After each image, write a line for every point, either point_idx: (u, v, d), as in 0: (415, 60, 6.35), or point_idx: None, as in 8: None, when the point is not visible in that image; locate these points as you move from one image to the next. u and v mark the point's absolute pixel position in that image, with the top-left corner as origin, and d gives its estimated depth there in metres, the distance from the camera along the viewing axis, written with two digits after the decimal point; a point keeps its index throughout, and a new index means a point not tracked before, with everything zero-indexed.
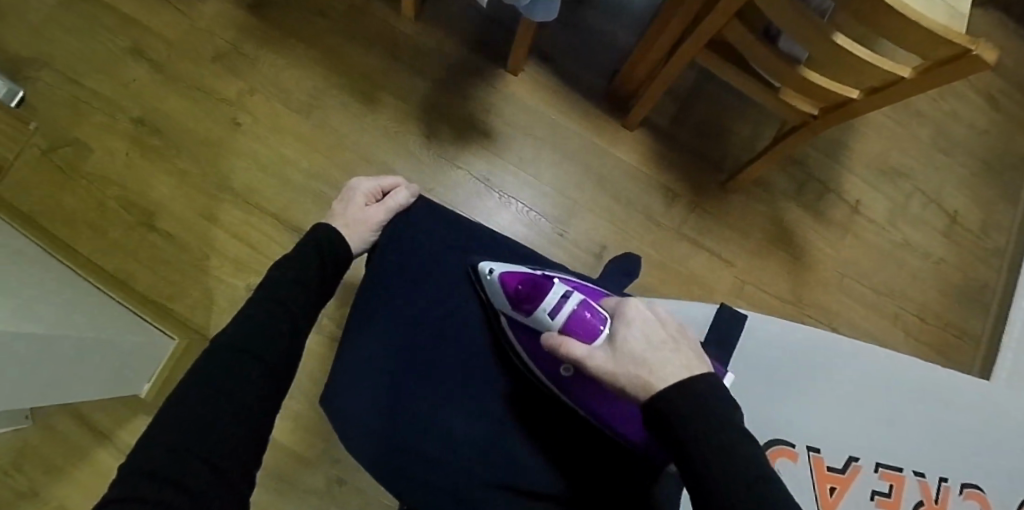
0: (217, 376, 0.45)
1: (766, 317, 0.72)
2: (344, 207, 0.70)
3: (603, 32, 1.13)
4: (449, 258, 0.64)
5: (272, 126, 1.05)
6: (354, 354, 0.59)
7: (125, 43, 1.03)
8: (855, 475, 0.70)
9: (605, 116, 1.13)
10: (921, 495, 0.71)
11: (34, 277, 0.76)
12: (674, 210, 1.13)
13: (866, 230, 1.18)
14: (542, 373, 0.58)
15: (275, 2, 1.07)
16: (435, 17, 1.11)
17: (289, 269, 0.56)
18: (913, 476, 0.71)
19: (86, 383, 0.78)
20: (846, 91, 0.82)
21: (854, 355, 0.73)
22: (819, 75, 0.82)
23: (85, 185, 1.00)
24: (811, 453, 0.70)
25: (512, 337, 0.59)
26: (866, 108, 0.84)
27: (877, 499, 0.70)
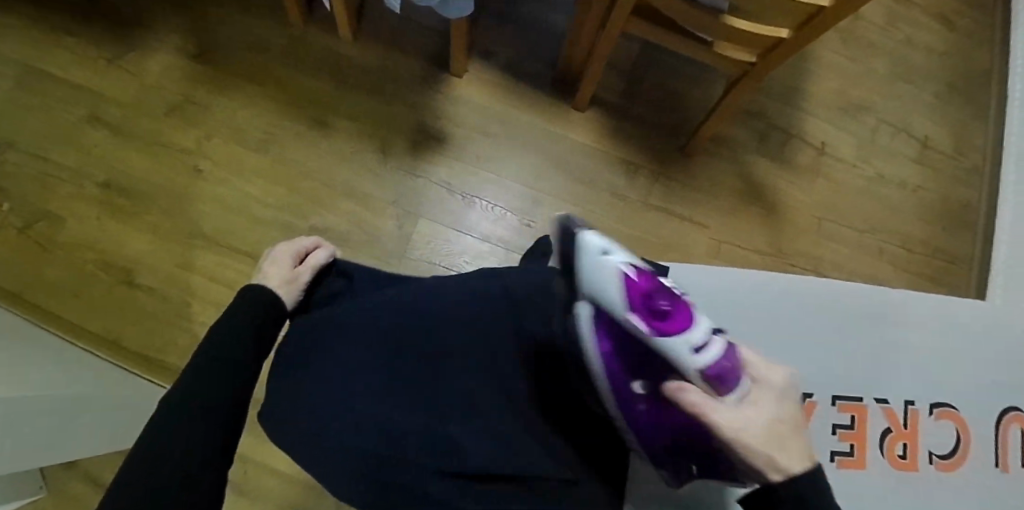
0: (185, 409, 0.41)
1: (695, 269, 0.70)
2: (275, 265, 0.58)
3: (540, 20, 1.14)
4: (378, 287, 0.56)
5: (233, 167, 1.08)
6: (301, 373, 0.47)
7: (80, 111, 1.06)
8: (811, 413, 0.68)
9: (555, 102, 1.14)
10: (887, 423, 0.69)
11: (24, 346, 0.78)
12: (637, 182, 1.13)
13: (836, 171, 1.17)
14: (608, 393, 0.37)
15: (218, 48, 1.10)
16: (375, 35, 1.13)
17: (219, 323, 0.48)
18: (875, 405, 0.69)
19: (88, 438, 0.81)
20: (776, 32, 0.82)
21: (799, 292, 0.70)
22: (742, 20, 0.82)
23: (62, 254, 1.02)
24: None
25: (590, 336, 0.36)
26: (799, 46, 0.83)
27: (839, 432, 0.68)
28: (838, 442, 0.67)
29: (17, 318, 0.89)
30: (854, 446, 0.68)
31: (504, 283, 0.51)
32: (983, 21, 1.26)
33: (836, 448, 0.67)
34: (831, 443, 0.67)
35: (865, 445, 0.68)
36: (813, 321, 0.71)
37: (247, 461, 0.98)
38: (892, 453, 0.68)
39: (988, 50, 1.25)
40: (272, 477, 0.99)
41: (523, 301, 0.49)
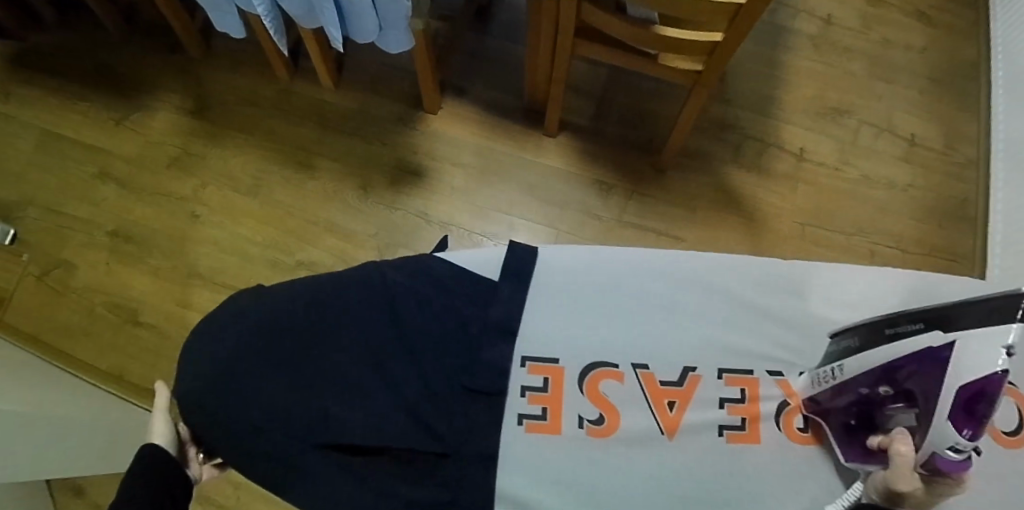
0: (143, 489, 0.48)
1: (575, 248, 0.62)
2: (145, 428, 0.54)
3: (506, 53, 1.19)
4: (285, 289, 0.56)
5: (227, 211, 1.16)
6: (299, 395, 0.50)
7: (94, 169, 1.17)
8: (694, 387, 0.58)
9: (527, 129, 1.17)
10: (783, 396, 0.58)
11: (21, 366, 0.87)
12: (611, 201, 1.14)
13: (816, 175, 1.14)
14: (877, 369, 0.48)
15: (213, 105, 1.20)
16: (354, 81, 1.20)
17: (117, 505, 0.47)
18: (768, 377, 0.59)
19: (72, 449, 0.89)
20: (709, 36, 0.87)
21: (708, 271, 0.61)
22: (673, 29, 0.88)
23: (74, 298, 1.12)
24: (637, 371, 0.58)
25: (910, 350, 0.45)
26: (734, 48, 0.88)
27: (726, 407, 0.57)
28: (724, 416, 0.57)
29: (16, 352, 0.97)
30: (746, 421, 0.57)
31: (381, 269, 0.57)
32: (963, 15, 1.24)
33: (722, 422, 0.57)
34: (716, 417, 0.57)
35: (758, 418, 0.57)
36: (730, 297, 0.61)
37: (239, 486, 1.04)
38: (791, 428, 0.57)
39: (972, 44, 1.22)
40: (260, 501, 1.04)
41: (417, 298, 0.55)
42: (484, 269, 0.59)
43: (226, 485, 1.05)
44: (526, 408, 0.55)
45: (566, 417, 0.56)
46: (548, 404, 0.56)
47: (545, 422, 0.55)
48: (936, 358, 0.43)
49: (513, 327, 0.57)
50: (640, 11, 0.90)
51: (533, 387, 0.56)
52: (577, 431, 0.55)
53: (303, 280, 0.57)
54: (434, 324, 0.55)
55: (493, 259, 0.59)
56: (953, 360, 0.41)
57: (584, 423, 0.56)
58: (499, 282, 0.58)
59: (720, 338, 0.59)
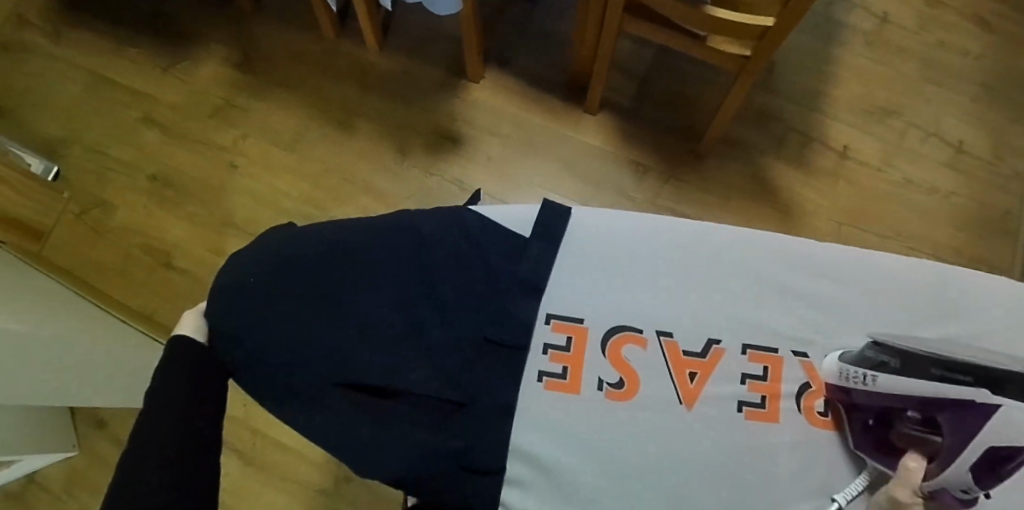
0: (174, 385, 0.48)
1: (613, 212, 0.56)
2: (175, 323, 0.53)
3: (553, 29, 1.19)
4: (303, 236, 0.54)
5: (265, 163, 1.17)
6: (314, 342, 0.50)
7: (138, 114, 1.20)
8: (717, 360, 0.52)
9: (568, 106, 1.17)
10: (806, 378, 0.52)
11: (42, 300, 0.88)
12: (647, 184, 1.13)
13: (857, 174, 1.13)
14: (906, 398, 0.44)
15: (259, 58, 1.21)
16: (398, 43, 1.20)
17: (165, 382, 0.48)
18: (793, 357, 0.53)
19: (105, 382, 0.93)
20: (760, 21, 0.85)
21: (752, 244, 0.54)
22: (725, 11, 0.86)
23: (111, 237, 1.15)
24: (662, 339, 0.53)
25: (946, 394, 0.41)
26: (784, 34, 0.86)
27: (747, 383, 0.52)
28: (744, 392, 0.52)
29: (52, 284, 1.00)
30: (766, 400, 0.52)
31: (413, 218, 0.55)
32: None
33: (742, 399, 0.52)
34: (736, 392, 0.52)
35: (779, 397, 0.52)
36: (772, 276, 0.54)
37: (257, 433, 1.07)
38: (811, 411, 0.52)
39: None
40: (278, 450, 1.07)
41: (438, 252, 0.53)
42: (516, 225, 0.54)
43: (246, 431, 1.08)
44: (546, 366, 0.52)
45: (586, 380, 0.52)
46: (569, 364, 0.52)
47: (564, 381, 0.52)
48: (975, 413, 0.40)
49: (539, 284, 0.53)
50: None
51: (555, 345, 0.52)
52: (595, 394, 0.52)
53: (330, 224, 0.55)
54: (462, 270, 0.52)
55: (527, 215, 0.55)
56: (993, 421, 0.39)
57: (603, 386, 0.52)
58: (529, 240, 0.53)
59: (766, 321, 0.53)
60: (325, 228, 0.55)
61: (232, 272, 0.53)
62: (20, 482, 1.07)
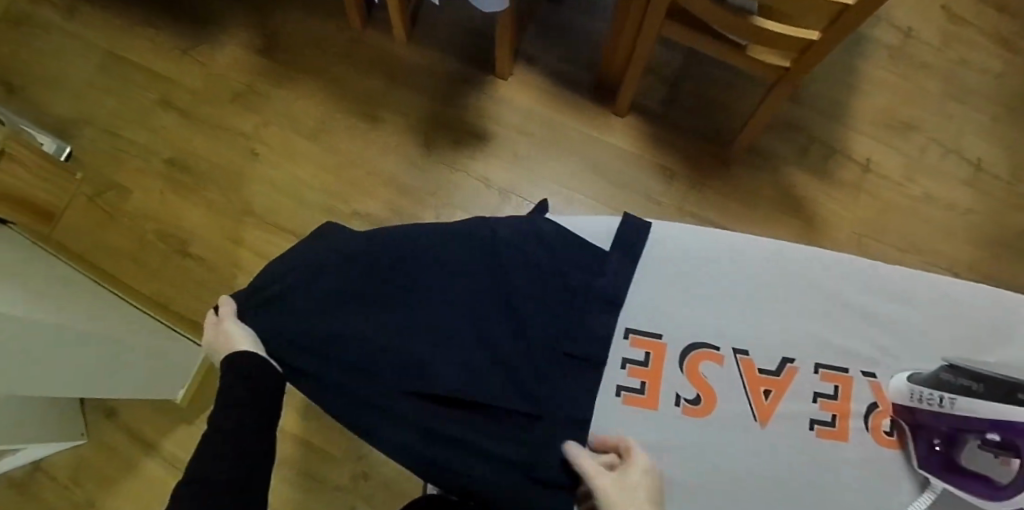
0: (232, 397, 0.48)
1: (685, 226, 0.57)
2: (219, 336, 0.51)
3: (583, 27, 1.16)
4: (366, 241, 0.54)
5: (286, 153, 1.14)
6: (381, 353, 0.51)
7: (155, 96, 1.17)
8: (791, 377, 0.55)
9: (595, 108, 1.15)
10: (874, 398, 0.55)
11: (54, 289, 0.85)
12: (674, 189, 1.13)
13: (880, 188, 1.14)
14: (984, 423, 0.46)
15: (281, 44, 1.18)
16: (426, 34, 1.17)
17: (223, 395, 0.48)
18: (862, 377, 0.55)
19: (110, 384, 0.87)
20: (807, 34, 0.86)
21: (817, 264, 0.56)
22: (771, 22, 0.87)
23: (125, 222, 1.12)
24: (737, 356, 0.55)
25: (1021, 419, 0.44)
26: (830, 47, 0.87)
27: (819, 402, 0.55)
28: (817, 410, 0.55)
29: (60, 267, 0.97)
30: (837, 419, 0.55)
31: (489, 226, 0.54)
32: None
33: (814, 417, 0.55)
34: (808, 411, 0.54)
35: (848, 416, 0.55)
36: (834, 296, 0.56)
37: None
38: (879, 430, 0.55)
39: None
40: (296, 444, 1.06)
41: (513, 264, 0.53)
42: (596, 238, 0.55)
43: None
44: (625, 381, 0.53)
45: (663, 395, 0.54)
46: (647, 379, 0.53)
47: (642, 397, 0.53)
48: None
49: (618, 298, 0.53)
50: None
51: (633, 360, 0.53)
52: (672, 409, 0.53)
53: (394, 230, 0.55)
54: (540, 285, 0.52)
55: (606, 230, 0.55)
56: None
57: (680, 402, 0.54)
58: (609, 254, 0.54)
59: (828, 339, 0.56)
60: (389, 234, 0.54)
61: (288, 275, 0.54)
62: (26, 469, 1.05)
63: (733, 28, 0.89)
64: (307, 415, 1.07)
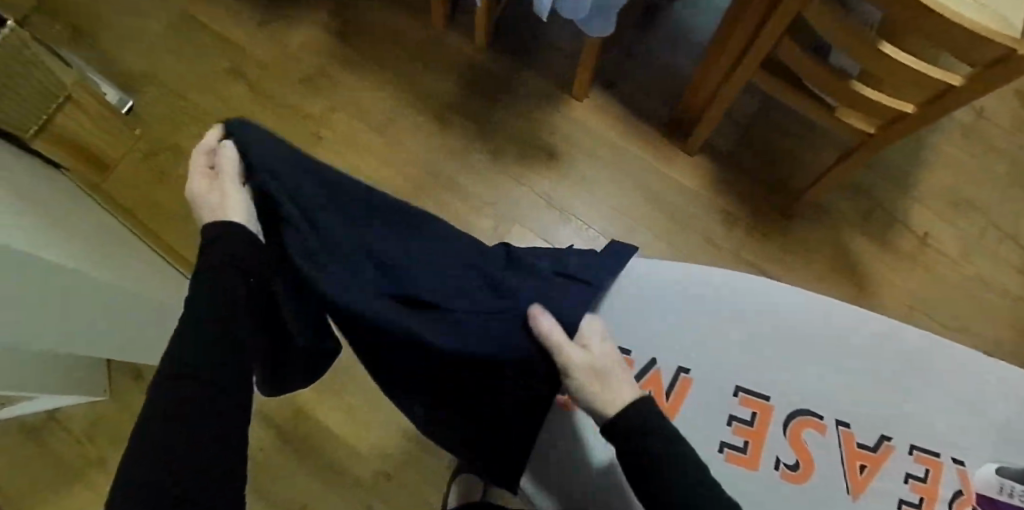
0: (191, 340, 0.40)
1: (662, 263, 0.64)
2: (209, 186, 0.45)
3: (664, 61, 1.16)
4: None
5: (350, 141, 1.13)
6: (380, 231, 0.47)
7: (224, 64, 1.15)
8: (886, 456, 0.58)
9: (665, 142, 1.15)
10: (961, 485, 0.58)
11: (101, 244, 0.82)
12: (733, 234, 1.12)
13: (935, 262, 1.14)
14: None
15: (359, 31, 1.17)
16: (508, 44, 1.17)
17: (181, 345, 0.40)
18: (952, 464, 0.58)
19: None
20: (902, 106, 0.86)
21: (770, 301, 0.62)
22: (869, 89, 0.87)
23: (178, 185, 1.10)
24: (839, 428, 0.59)
25: None
26: (923, 123, 0.87)
27: (909, 483, 0.58)
28: (906, 491, 0.58)
29: (113, 223, 0.95)
30: (923, 502, 0.57)
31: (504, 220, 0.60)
32: None
33: (903, 497, 0.57)
34: (898, 490, 0.58)
35: (935, 500, 0.57)
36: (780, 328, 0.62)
37: (302, 414, 1.04)
38: None
39: None
40: (322, 435, 1.04)
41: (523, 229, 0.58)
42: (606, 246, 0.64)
43: (292, 410, 1.04)
44: (728, 438, 0.59)
45: (764, 457, 0.58)
46: (750, 439, 0.59)
47: (744, 456, 0.58)
48: None
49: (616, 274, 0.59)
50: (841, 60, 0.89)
51: (740, 419, 0.60)
52: (772, 471, 0.58)
53: None
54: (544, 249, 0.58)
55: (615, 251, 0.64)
56: None
57: (779, 465, 0.58)
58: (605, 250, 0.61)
59: (895, 412, 0.60)
60: None
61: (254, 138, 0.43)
62: (41, 418, 1.03)
63: (828, 88, 0.90)
64: (336, 406, 1.05)
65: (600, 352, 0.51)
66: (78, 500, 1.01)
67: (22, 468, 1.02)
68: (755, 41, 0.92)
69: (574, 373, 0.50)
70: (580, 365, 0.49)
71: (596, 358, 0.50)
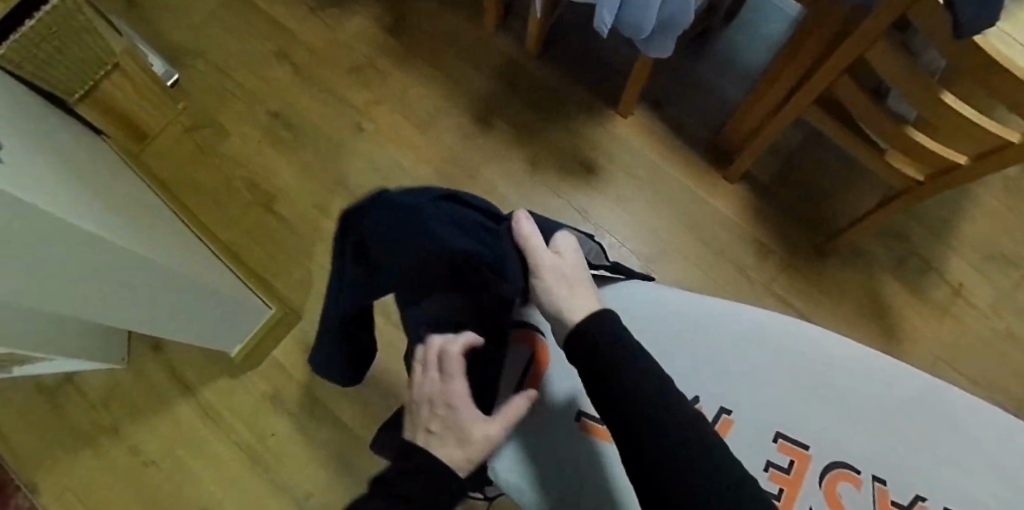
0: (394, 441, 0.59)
1: (684, 299, 0.70)
2: (448, 419, 0.50)
3: (716, 87, 1.15)
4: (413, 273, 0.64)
5: (392, 136, 1.13)
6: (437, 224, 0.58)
7: (273, 46, 1.15)
8: None
9: (707, 167, 1.14)
10: None
11: (146, 222, 0.81)
12: (766, 267, 1.11)
13: (966, 315, 1.12)
14: None
15: (411, 26, 1.17)
16: (558, 54, 1.16)
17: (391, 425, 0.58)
18: None
19: (178, 330, 0.82)
20: (953, 156, 0.82)
21: (783, 339, 0.67)
22: (922, 135, 0.82)
23: (217, 162, 1.10)
24: (875, 483, 0.62)
25: None
26: (975, 175, 0.83)
27: None
28: None
29: (149, 194, 0.94)
30: None
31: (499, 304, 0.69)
32: None
33: None
34: None
35: None
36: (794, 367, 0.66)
37: (317, 404, 1.03)
38: None
39: None
40: (335, 427, 1.02)
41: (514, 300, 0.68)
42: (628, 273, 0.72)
43: (307, 399, 1.04)
44: (767, 483, 0.62)
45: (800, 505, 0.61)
46: (787, 485, 0.62)
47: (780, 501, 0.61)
48: None
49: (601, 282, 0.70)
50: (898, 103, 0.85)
51: (777, 465, 0.63)
52: None
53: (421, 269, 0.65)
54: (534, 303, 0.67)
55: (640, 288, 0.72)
56: None
57: None
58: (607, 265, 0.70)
59: (918, 465, 0.62)
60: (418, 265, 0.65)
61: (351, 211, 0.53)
62: (59, 379, 1.03)
63: (879, 129, 0.86)
64: (352, 400, 1.04)
65: (569, 257, 0.58)
66: (87, 466, 1.01)
67: (35, 428, 1.02)
68: (810, 77, 0.89)
69: (542, 275, 0.56)
70: (549, 265, 0.56)
71: (564, 262, 0.57)
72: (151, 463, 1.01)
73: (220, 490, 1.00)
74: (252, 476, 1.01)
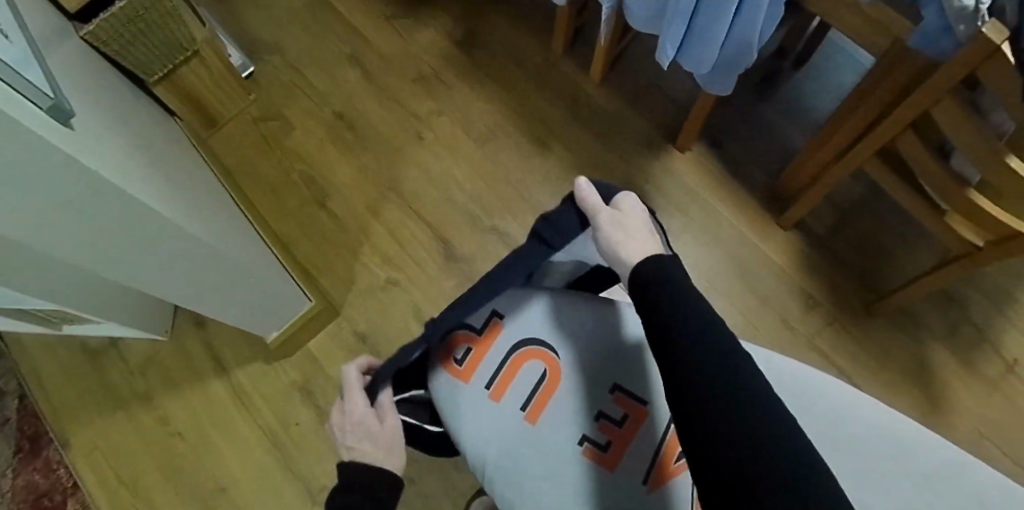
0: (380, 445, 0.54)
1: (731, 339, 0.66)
2: (361, 428, 0.55)
3: (778, 133, 1.14)
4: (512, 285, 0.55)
5: (449, 146, 1.15)
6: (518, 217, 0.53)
7: (347, 50, 1.20)
8: None
9: (761, 211, 1.13)
10: None
11: (208, 202, 0.84)
12: (810, 319, 1.09)
13: (1020, 393, 1.06)
14: None
15: (481, 45, 1.20)
16: (621, 85, 1.18)
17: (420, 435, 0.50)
18: None
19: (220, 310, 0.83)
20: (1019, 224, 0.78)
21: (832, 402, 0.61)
22: (986, 199, 0.79)
23: (279, 154, 1.14)
24: None
25: None
26: None
27: None
28: None
29: (211, 176, 0.98)
30: None
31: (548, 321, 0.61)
32: None
33: None
34: None
35: None
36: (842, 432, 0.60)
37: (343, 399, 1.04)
38: None
39: None
40: None
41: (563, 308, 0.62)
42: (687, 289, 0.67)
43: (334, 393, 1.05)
44: None
45: None
46: None
47: None
48: None
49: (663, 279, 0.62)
50: (963, 165, 0.83)
51: None
52: None
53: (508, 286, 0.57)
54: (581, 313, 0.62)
55: None
56: None
57: None
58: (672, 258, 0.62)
59: None
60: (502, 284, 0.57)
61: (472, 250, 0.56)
62: (105, 343, 1.07)
63: (940, 190, 0.83)
64: None
65: (630, 212, 0.53)
66: (117, 431, 1.03)
67: (75, 387, 1.05)
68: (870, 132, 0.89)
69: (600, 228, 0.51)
70: (608, 217, 0.51)
71: (624, 215, 0.52)
72: (177, 435, 1.03)
73: (239, 471, 1.01)
74: (271, 462, 1.02)
